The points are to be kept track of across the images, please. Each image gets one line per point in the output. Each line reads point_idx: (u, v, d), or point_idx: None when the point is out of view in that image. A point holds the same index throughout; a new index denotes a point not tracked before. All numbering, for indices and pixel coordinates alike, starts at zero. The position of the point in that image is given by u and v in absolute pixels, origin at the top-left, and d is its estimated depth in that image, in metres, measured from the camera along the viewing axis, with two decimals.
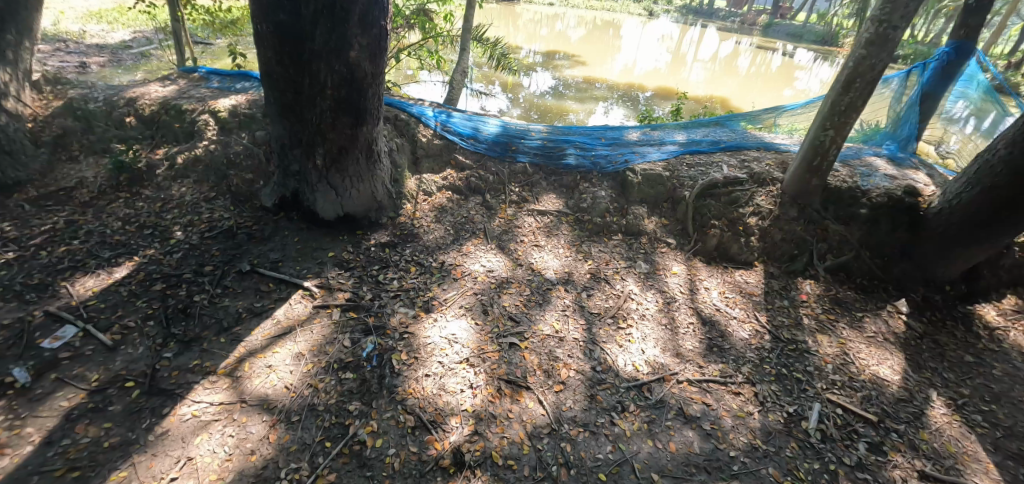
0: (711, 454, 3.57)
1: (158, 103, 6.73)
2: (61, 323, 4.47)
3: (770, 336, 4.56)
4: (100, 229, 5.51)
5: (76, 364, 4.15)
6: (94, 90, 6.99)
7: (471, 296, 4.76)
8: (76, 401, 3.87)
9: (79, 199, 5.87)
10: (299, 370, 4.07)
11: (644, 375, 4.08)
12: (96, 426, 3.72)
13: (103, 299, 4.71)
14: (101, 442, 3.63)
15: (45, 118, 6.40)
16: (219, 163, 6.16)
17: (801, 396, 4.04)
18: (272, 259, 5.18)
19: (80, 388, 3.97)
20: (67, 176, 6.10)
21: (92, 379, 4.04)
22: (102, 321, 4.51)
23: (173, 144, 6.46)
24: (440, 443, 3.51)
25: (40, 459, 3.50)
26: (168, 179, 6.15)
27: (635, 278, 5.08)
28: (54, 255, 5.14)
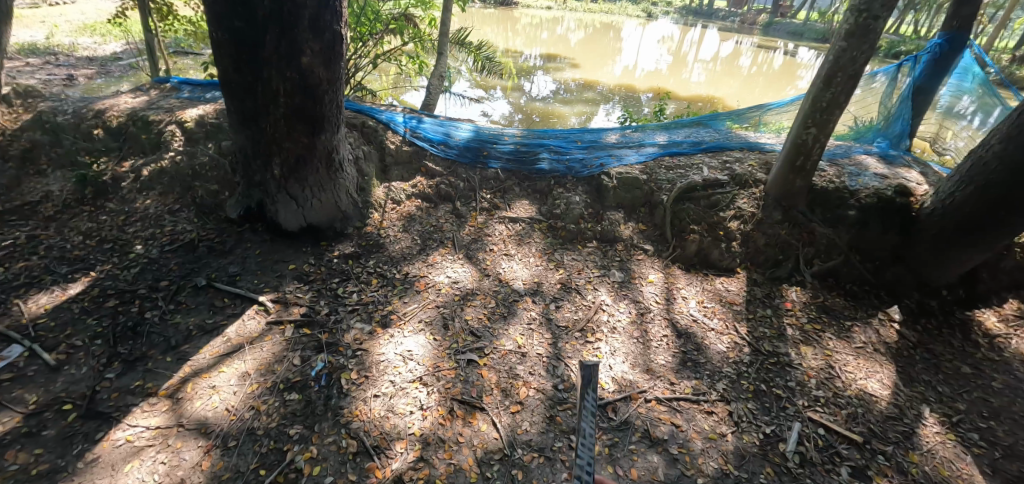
0: (677, 481, 3.29)
1: (125, 115, 6.27)
2: (7, 343, 4.04)
3: (750, 348, 4.26)
4: (61, 244, 5.06)
5: (16, 386, 3.74)
6: (64, 103, 6.50)
7: (433, 309, 4.51)
8: (9, 426, 3.49)
9: (44, 214, 5.39)
10: (243, 390, 3.80)
11: (610, 393, 3.81)
12: (26, 453, 3.36)
13: (54, 318, 4.27)
14: (27, 469, 3.28)
15: (14, 132, 5.98)
16: (184, 175, 5.68)
17: (779, 415, 3.75)
18: (230, 273, 4.76)
19: (15, 412, 3.58)
20: (33, 190, 5.62)
21: (29, 402, 3.65)
22: (49, 341, 4.08)
23: (141, 156, 6.00)
24: (382, 471, 3.32)
25: None
26: (134, 192, 5.66)
27: (608, 288, 4.79)
28: (10, 272, 4.69)
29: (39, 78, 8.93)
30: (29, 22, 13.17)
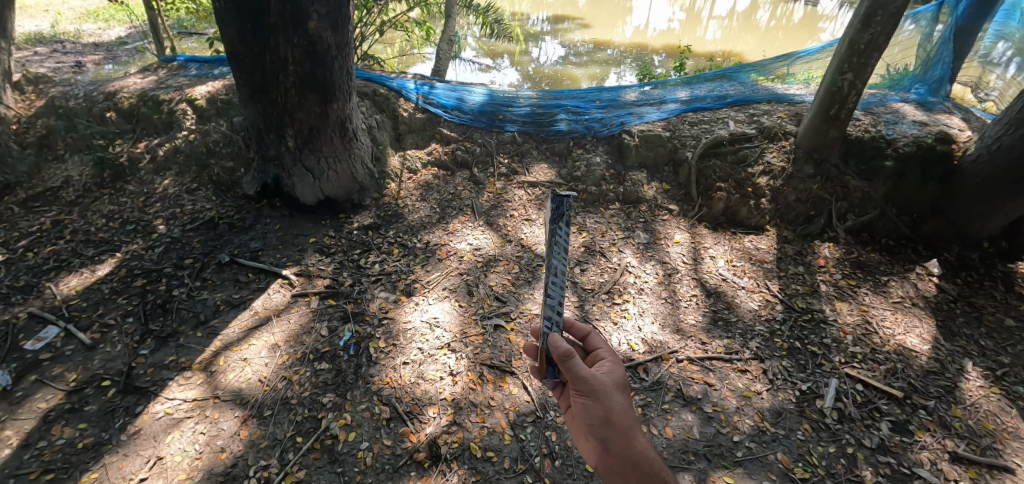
0: (712, 439, 3.28)
1: (136, 95, 6.14)
2: (43, 324, 4.13)
3: (782, 306, 4.16)
4: (85, 228, 5.07)
5: (56, 365, 3.83)
6: (76, 87, 6.40)
7: (456, 277, 4.45)
8: (54, 402, 3.58)
9: (66, 199, 5.41)
10: (274, 362, 3.81)
11: (640, 354, 3.74)
12: (71, 427, 3.45)
13: (86, 298, 4.33)
14: (75, 443, 3.37)
15: (29, 119, 5.93)
16: (198, 154, 5.60)
17: (815, 372, 3.69)
18: (252, 249, 4.73)
19: (58, 389, 3.67)
20: (53, 175, 5.63)
21: (70, 379, 3.73)
22: (83, 320, 4.15)
23: (155, 137, 5.94)
24: (416, 435, 3.34)
25: (17, 461, 3.26)
26: (151, 173, 5.62)
27: (633, 250, 4.66)
28: (40, 256, 4.74)
29: (48, 64, 8.77)
30: (33, 11, 13.02)
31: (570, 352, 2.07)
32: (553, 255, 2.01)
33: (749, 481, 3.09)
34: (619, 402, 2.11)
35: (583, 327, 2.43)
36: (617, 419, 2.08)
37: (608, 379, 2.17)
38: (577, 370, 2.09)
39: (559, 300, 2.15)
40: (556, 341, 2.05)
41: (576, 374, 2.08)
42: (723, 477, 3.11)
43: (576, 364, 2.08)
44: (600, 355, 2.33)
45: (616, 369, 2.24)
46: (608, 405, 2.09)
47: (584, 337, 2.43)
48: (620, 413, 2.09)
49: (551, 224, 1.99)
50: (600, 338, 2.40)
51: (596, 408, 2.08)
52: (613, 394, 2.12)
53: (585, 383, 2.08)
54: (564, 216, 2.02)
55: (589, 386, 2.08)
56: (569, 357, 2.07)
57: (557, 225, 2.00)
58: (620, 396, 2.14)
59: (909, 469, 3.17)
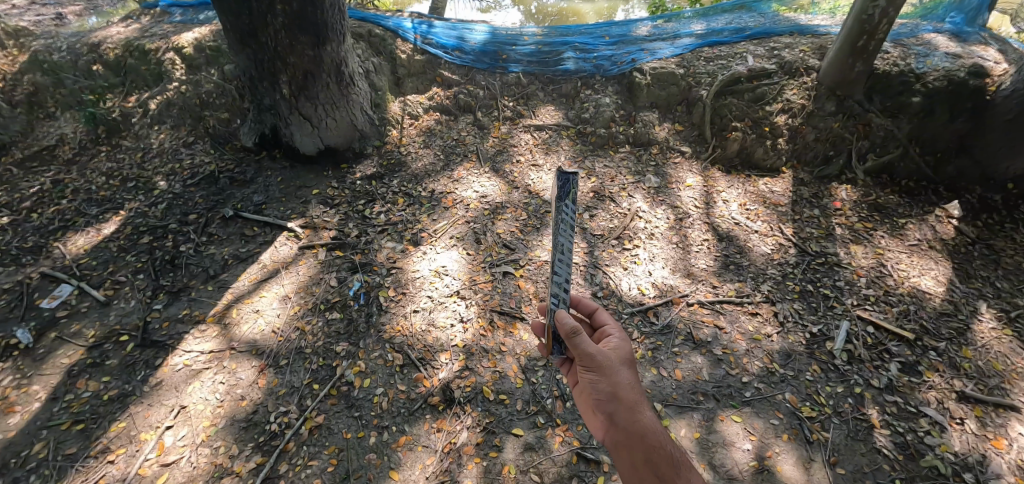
0: (722, 380, 3.32)
1: (120, 45, 5.79)
2: (56, 282, 4.15)
3: (796, 250, 4.07)
4: (86, 187, 4.97)
5: (73, 322, 3.89)
6: (58, 39, 6.01)
7: (463, 226, 4.34)
8: (76, 358, 3.67)
9: (63, 157, 5.27)
10: (285, 313, 3.81)
11: (650, 299, 3.72)
12: (95, 381, 3.55)
13: (95, 257, 4.33)
14: (101, 395, 3.48)
15: (14, 76, 5.62)
16: (191, 105, 5.35)
17: (826, 314, 3.69)
18: (256, 203, 4.60)
19: (78, 345, 3.75)
20: (47, 133, 5.47)
21: (89, 335, 3.80)
22: (95, 278, 4.18)
23: (145, 90, 5.66)
24: (429, 380, 3.40)
25: (48, 414, 3.40)
26: (145, 127, 5.43)
27: (644, 194, 4.50)
28: (45, 217, 4.69)
29: (29, 18, 8.34)
30: None
31: (577, 329, 2.16)
32: (559, 231, 2.28)
33: (756, 419, 3.17)
34: (626, 377, 2.15)
35: (590, 304, 2.51)
36: (624, 394, 2.10)
37: (614, 354, 2.21)
38: (584, 347, 2.15)
39: (566, 279, 2.34)
40: (563, 318, 2.16)
41: (583, 350, 2.14)
42: (731, 415, 3.18)
43: (583, 340, 2.15)
44: (608, 331, 2.38)
45: (622, 345, 2.28)
46: (614, 380, 2.12)
47: (591, 315, 2.51)
48: (627, 387, 2.12)
49: (558, 203, 2.27)
50: (607, 315, 2.47)
51: (603, 383, 2.12)
52: (619, 368, 2.16)
53: (591, 358, 2.13)
54: (570, 194, 2.29)
55: (596, 362, 2.13)
56: (576, 334, 2.15)
57: (563, 204, 2.28)
58: (627, 371, 2.17)
59: (915, 408, 3.23)
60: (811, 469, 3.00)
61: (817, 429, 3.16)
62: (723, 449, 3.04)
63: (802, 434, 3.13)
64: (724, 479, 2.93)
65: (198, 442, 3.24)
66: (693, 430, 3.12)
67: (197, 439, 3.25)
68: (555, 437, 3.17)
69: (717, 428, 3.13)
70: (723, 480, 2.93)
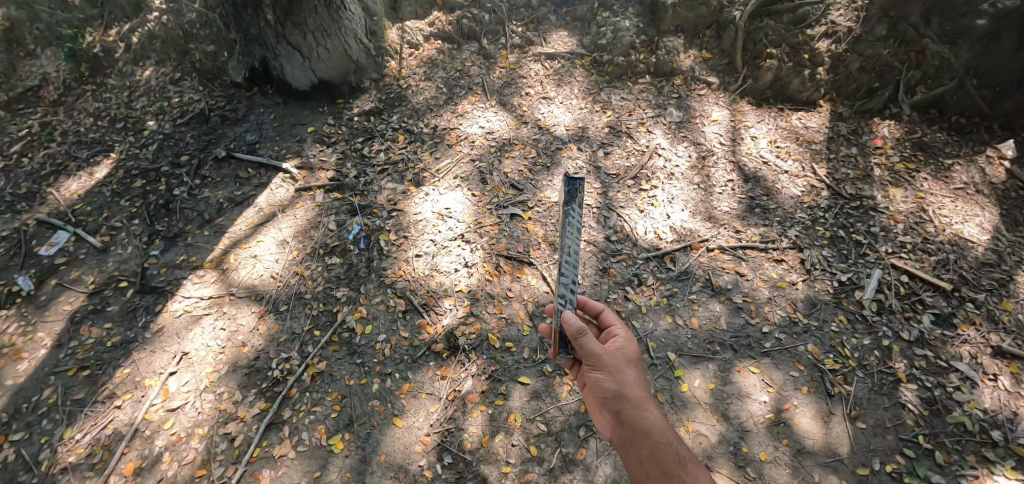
0: (740, 330, 3.14)
1: None
2: (53, 229, 4.05)
3: (828, 192, 3.72)
4: (74, 128, 4.73)
5: (73, 269, 3.83)
6: None
7: (468, 165, 3.98)
8: (78, 304, 3.64)
9: (49, 98, 4.98)
10: (284, 258, 3.64)
11: (668, 243, 3.45)
12: (98, 327, 3.53)
13: (90, 202, 4.19)
14: (104, 341, 3.47)
15: None
16: (173, 37, 4.94)
17: (856, 263, 3.44)
18: (248, 141, 4.33)
19: (79, 292, 3.70)
20: (30, 73, 5.09)
21: (88, 282, 3.75)
22: (91, 224, 4.06)
23: (124, 22, 5.19)
24: (433, 327, 3.25)
25: (55, 360, 3.40)
26: (129, 63, 5.07)
27: (664, 130, 4.10)
28: (36, 161, 4.50)
29: None
30: None
31: (583, 329, 2.04)
32: (566, 233, 2.27)
33: (775, 371, 3.03)
34: (632, 376, 2.06)
35: (596, 305, 2.42)
36: (630, 392, 2.00)
37: (620, 354, 2.13)
38: (590, 347, 2.04)
39: (573, 280, 2.29)
40: (570, 317, 2.04)
41: (589, 350, 2.03)
42: (749, 367, 3.03)
43: (589, 340, 2.04)
44: (614, 332, 2.30)
45: (628, 344, 2.19)
46: (620, 378, 2.02)
47: (598, 316, 2.42)
48: (633, 384, 2.02)
49: (565, 206, 2.30)
50: (614, 316, 2.38)
51: (608, 381, 2.02)
52: (626, 366, 2.07)
53: (598, 357, 2.03)
54: (576, 198, 2.31)
55: (601, 360, 2.03)
56: (582, 334, 2.04)
57: (570, 208, 2.29)
58: (633, 370, 2.08)
59: (946, 362, 3.05)
60: (831, 423, 2.90)
61: (839, 382, 3.02)
62: (739, 400, 2.93)
63: (823, 387, 3.01)
64: (738, 431, 2.84)
65: (202, 388, 3.22)
66: (708, 381, 2.98)
67: (200, 385, 3.23)
68: (563, 386, 3.02)
69: (734, 379, 2.99)
70: (737, 431, 2.84)
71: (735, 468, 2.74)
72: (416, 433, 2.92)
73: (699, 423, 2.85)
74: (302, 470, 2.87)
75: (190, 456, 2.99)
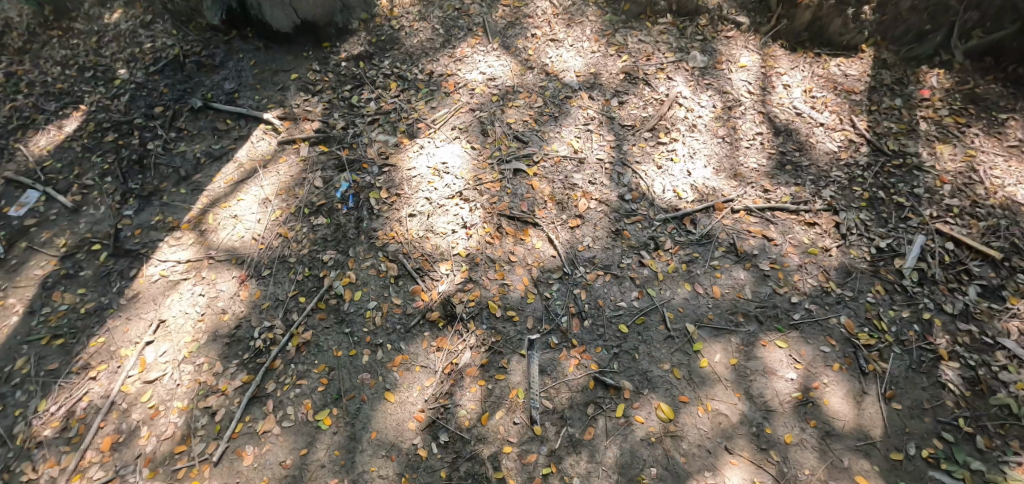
0: (767, 300, 2.85)
1: None
2: (22, 188, 3.75)
3: (868, 148, 3.34)
4: (42, 79, 4.30)
5: (43, 231, 3.54)
6: None
7: (467, 115, 3.60)
8: (49, 269, 3.37)
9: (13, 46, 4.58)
10: (266, 219, 3.34)
11: (688, 204, 3.11)
12: (71, 293, 3.27)
13: (60, 159, 3.87)
14: (77, 308, 3.22)
15: None
16: None
17: (897, 227, 3.10)
18: (227, 91, 3.96)
19: (50, 255, 3.43)
20: None
21: (60, 245, 3.47)
22: (62, 182, 3.75)
23: None
24: (428, 294, 2.97)
25: (26, 328, 3.15)
26: (98, 6, 4.64)
27: (686, 77, 3.68)
28: None
29: None
30: None
31: None
32: None
33: (803, 346, 2.74)
34: None
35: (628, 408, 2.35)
36: None
37: None
38: None
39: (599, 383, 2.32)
40: None
41: None
42: (775, 341, 2.75)
43: None
44: None
45: None
46: None
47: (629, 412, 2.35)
48: None
49: None
50: None
51: None
52: None
53: None
54: None
55: None
56: None
57: None
58: None
59: (993, 339, 2.72)
60: (863, 404, 2.63)
61: (873, 359, 2.74)
62: (763, 377, 2.66)
63: (856, 364, 2.73)
64: (762, 411, 2.58)
65: (180, 358, 2.98)
66: (729, 356, 2.71)
67: (179, 355, 2.99)
68: (570, 360, 2.73)
69: (758, 354, 2.71)
70: (760, 411, 2.58)
71: (757, 451, 2.48)
72: (410, 409, 2.67)
73: (718, 401, 2.59)
74: (287, 447, 2.64)
75: (169, 431, 2.76)
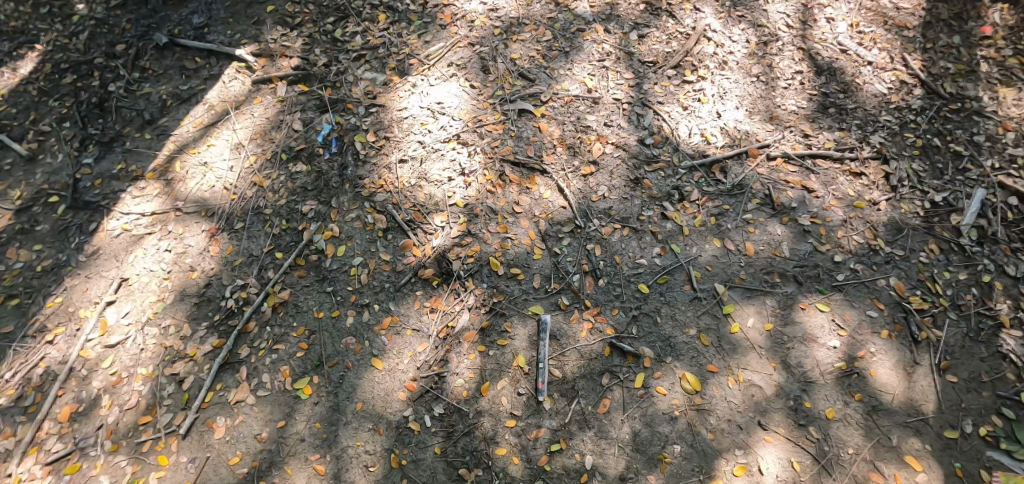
0: (807, 259, 2.50)
1: None
2: None
3: (921, 91, 2.94)
4: None
5: None
6: None
7: (466, 50, 3.18)
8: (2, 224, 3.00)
9: None
10: (239, 166, 2.98)
11: (717, 149, 2.75)
12: (26, 250, 2.91)
13: (13, 104, 3.44)
14: (33, 265, 2.86)
15: None
16: None
17: (954, 180, 2.71)
18: (196, 25, 3.53)
19: (3, 209, 3.05)
20: None
21: (14, 198, 3.09)
22: (15, 129, 3.35)
23: None
24: (421, 250, 2.62)
25: None
26: None
27: (715, 7, 3.22)
28: None
29: None
30: None
31: None
32: None
33: (848, 310, 2.41)
34: None
35: None
36: None
37: None
38: None
39: None
40: None
41: None
42: (816, 304, 2.41)
43: None
44: None
45: None
46: None
47: None
48: None
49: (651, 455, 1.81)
50: None
51: None
52: None
53: None
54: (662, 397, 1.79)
55: None
56: None
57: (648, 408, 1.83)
58: None
59: None
60: (914, 376, 2.28)
61: (927, 326, 2.38)
62: (801, 345, 2.32)
63: (906, 331, 2.37)
64: (800, 382, 2.25)
65: (144, 321, 2.63)
66: (764, 321, 2.38)
67: (142, 317, 2.64)
68: (582, 324, 2.41)
69: (796, 319, 2.38)
70: (799, 383, 2.25)
71: (795, 427, 2.16)
72: (400, 378, 2.35)
73: (751, 372, 2.27)
74: (262, 419, 2.33)
75: (133, 400, 2.43)
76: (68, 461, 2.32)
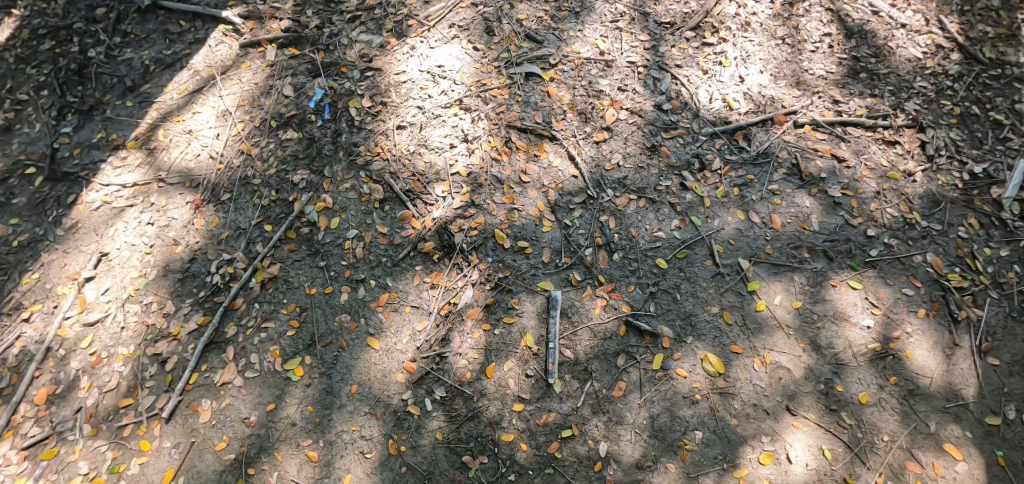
0: (837, 233, 2.32)
1: None
2: None
3: (959, 55, 2.71)
4: None
5: None
6: None
7: (468, 11, 2.98)
8: None
9: None
10: (226, 134, 2.81)
11: (740, 116, 2.59)
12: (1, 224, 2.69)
13: None
14: (8, 241, 2.64)
15: None
16: None
17: (994, 149, 2.47)
18: None
19: None
20: None
21: None
22: None
23: None
24: (420, 222, 2.44)
25: None
26: None
27: None
28: None
29: None
30: None
31: None
32: None
33: (882, 287, 2.20)
34: None
35: None
36: None
37: None
38: None
39: None
40: None
41: None
42: (848, 281, 2.22)
43: None
44: None
45: None
46: None
47: None
48: None
49: None
50: None
51: None
52: None
53: None
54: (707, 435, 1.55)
55: None
56: None
57: None
58: None
59: None
60: (954, 358, 2.06)
61: (967, 304, 2.15)
62: (832, 324, 2.14)
63: (945, 310, 2.15)
64: (831, 364, 2.06)
65: (124, 298, 2.44)
66: (792, 298, 2.20)
67: (123, 294, 2.45)
68: (596, 301, 2.23)
69: (827, 296, 2.19)
70: (830, 365, 2.07)
71: (825, 412, 1.98)
72: (398, 358, 2.18)
73: (778, 353, 2.09)
74: (251, 401, 2.16)
75: (113, 382, 2.25)
76: (45, 446, 2.14)
